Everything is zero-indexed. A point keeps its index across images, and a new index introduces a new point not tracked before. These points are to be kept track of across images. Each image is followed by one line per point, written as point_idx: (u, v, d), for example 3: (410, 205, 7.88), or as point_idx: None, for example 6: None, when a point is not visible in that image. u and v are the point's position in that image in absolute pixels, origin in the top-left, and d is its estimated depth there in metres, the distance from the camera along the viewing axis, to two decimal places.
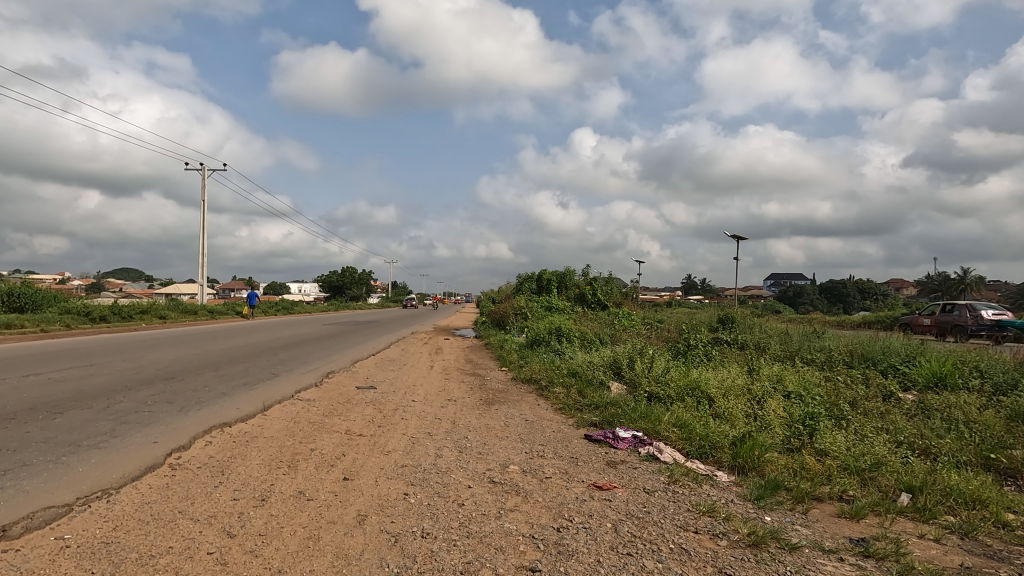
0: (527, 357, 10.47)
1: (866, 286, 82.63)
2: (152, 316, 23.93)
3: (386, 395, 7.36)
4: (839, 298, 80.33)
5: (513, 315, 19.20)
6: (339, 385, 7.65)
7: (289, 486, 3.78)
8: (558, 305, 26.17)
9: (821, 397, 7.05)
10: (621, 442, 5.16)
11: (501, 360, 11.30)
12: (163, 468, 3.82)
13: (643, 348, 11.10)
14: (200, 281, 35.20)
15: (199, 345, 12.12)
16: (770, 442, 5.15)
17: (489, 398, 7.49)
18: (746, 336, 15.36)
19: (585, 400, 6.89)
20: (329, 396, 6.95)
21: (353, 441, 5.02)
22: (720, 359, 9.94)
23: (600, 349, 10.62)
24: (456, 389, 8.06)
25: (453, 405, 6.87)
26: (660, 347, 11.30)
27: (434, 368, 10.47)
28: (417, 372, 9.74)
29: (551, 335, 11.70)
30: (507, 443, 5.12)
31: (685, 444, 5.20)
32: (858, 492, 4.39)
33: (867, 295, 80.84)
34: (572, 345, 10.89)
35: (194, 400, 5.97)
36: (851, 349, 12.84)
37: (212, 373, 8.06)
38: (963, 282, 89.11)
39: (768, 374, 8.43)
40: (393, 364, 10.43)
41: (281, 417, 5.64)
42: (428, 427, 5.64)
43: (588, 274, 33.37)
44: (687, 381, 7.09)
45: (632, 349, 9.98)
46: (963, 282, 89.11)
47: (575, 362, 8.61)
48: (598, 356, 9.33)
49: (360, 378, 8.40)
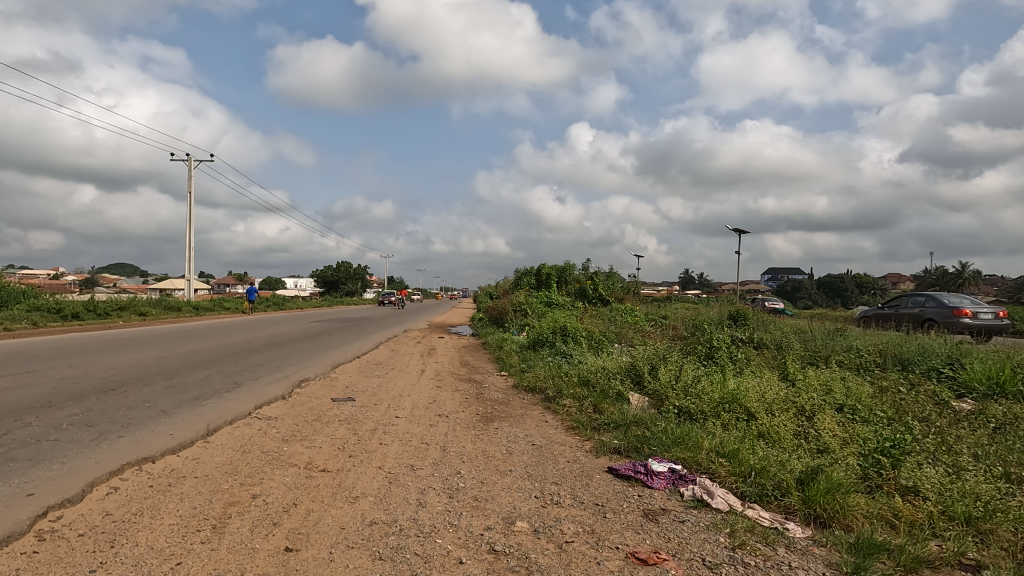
0: (529, 360, 9.35)
1: (866, 280, 81.87)
2: (132, 312, 22.69)
3: (365, 410, 6.23)
4: (840, 292, 79.54)
5: (512, 312, 18.07)
6: (311, 398, 6.51)
7: (203, 567, 2.64)
8: (558, 301, 25.10)
9: (881, 412, 5.96)
10: (657, 481, 4.06)
11: (501, 363, 10.20)
12: (20, 543, 2.69)
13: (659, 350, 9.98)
14: (187, 276, 34.01)
15: (166, 347, 10.97)
16: (847, 478, 4.05)
17: (487, 412, 6.37)
18: (764, 334, 14.26)
19: (602, 417, 5.78)
20: (296, 412, 5.81)
21: (313, 481, 3.88)
22: (747, 363, 8.84)
23: (611, 351, 9.52)
24: (448, 401, 6.93)
25: (445, 423, 5.75)
26: (676, 349, 10.20)
27: (425, 372, 9.34)
28: (406, 378, 8.60)
29: (555, 335, 10.57)
30: (512, 482, 4.00)
31: (737, 481, 4.09)
32: (982, 555, 3.29)
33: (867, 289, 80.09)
34: (580, 347, 9.77)
35: (120, 422, 4.82)
36: (882, 350, 11.74)
37: (164, 382, 6.91)
38: (963, 276, 88.45)
39: (808, 382, 7.34)
40: (380, 368, 9.29)
41: (228, 445, 4.49)
42: (412, 458, 4.50)
43: (588, 268, 32.22)
44: (722, 394, 5.99)
45: (648, 353, 8.86)
46: (963, 276, 88.44)
47: (586, 368, 7.51)
48: (612, 360, 8.23)
49: (338, 388, 7.25)
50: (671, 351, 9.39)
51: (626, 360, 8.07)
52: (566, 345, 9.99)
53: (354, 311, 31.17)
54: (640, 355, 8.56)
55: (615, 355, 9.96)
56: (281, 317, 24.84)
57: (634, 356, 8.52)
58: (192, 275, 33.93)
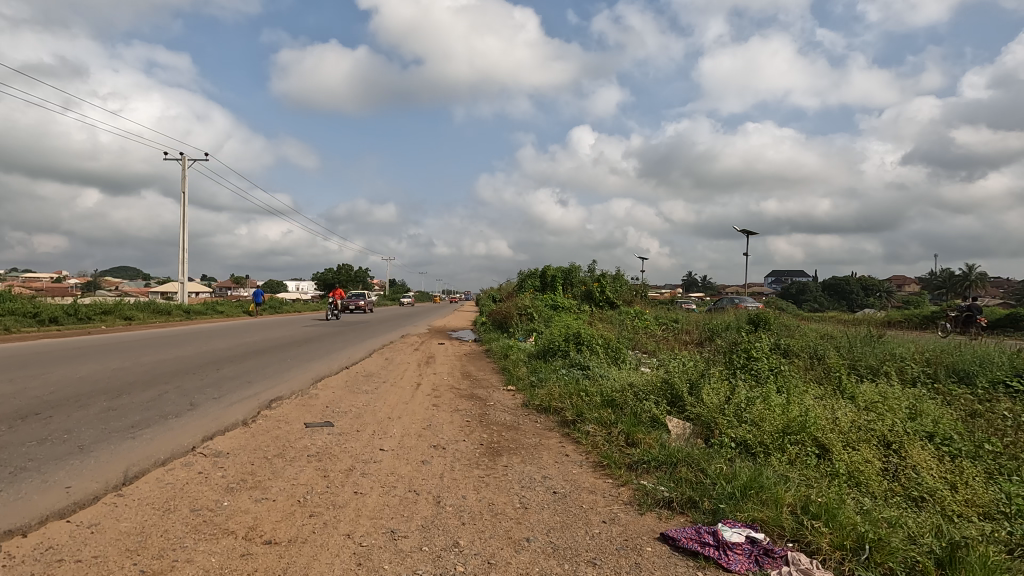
0: (539, 372, 8.18)
1: (873, 282, 80.80)
2: (116, 316, 21.62)
3: (343, 440, 5.07)
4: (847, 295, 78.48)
5: (517, 316, 16.90)
6: (278, 425, 5.34)
7: None
8: (565, 303, 24.02)
9: (981, 447, 4.81)
10: (736, 561, 2.89)
11: (507, 374, 9.05)
12: None
13: (687, 362, 8.78)
14: (180, 278, 32.95)
15: (133, 356, 9.81)
16: (1003, 557, 2.90)
17: (492, 442, 5.21)
18: (793, 340, 13.03)
19: (638, 450, 4.62)
20: (255, 446, 4.65)
21: (247, 566, 2.71)
22: (793, 376, 7.68)
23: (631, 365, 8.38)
24: (445, 426, 5.77)
25: (440, 459, 4.59)
26: (706, 360, 9.04)
27: (421, 387, 8.19)
28: (397, 394, 7.44)
29: (567, 342, 9.41)
30: (530, 562, 2.85)
31: (848, 559, 2.93)
32: None
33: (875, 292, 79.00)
34: (597, 358, 8.58)
35: (10, 466, 3.65)
36: (929, 359, 10.55)
37: (105, 403, 5.74)
38: (971, 279, 87.22)
39: (874, 401, 6.17)
40: (369, 383, 8.13)
41: (146, 503, 3.32)
42: (393, 520, 3.33)
43: (595, 270, 31.09)
44: (783, 420, 4.84)
45: (678, 366, 7.69)
46: (971, 279, 87.23)
47: (609, 385, 6.34)
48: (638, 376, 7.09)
49: (315, 410, 6.07)
50: (701, 363, 8.23)
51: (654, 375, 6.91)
52: (581, 355, 8.80)
53: None
54: (669, 370, 7.39)
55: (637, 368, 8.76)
56: (274, 320, 23.71)
57: (663, 371, 7.36)
58: (186, 278, 32.86)
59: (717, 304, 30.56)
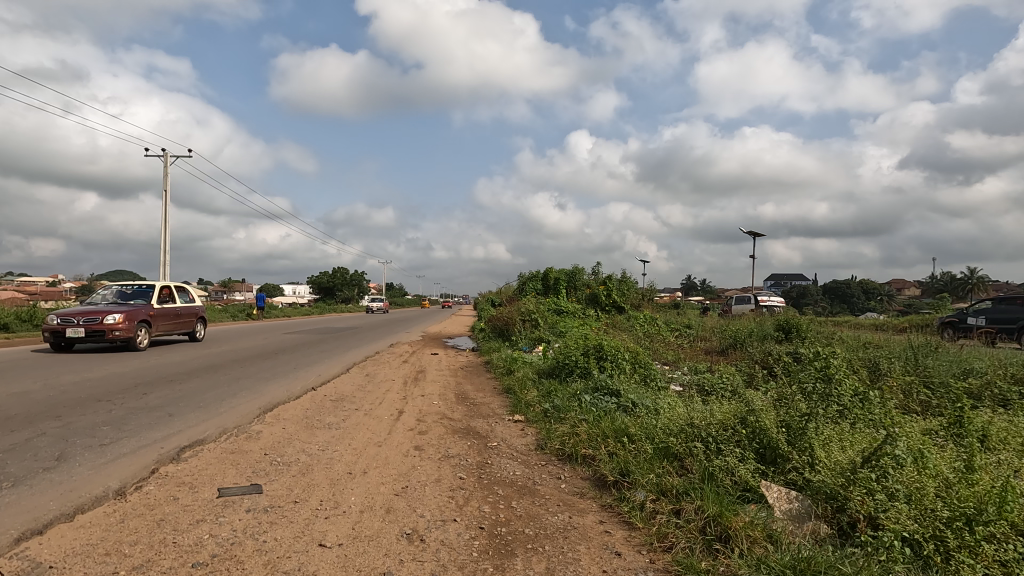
0: (556, 399, 6.39)
1: (875, 287, 79.58)
2: None
3: (266, 524, 3.24)
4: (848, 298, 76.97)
5: (520, 323, 15.06)
6: (173, 498, 3.52)
7: None
8: (570, 308, 22.30)
9: None
10: None
11: (512, 399, 7.24)
12: None
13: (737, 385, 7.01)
14: (162, 281, 31.21)
15: (53, 374, 8.02)
16: None
17: (497, 523, 3.42)
18: (840, 350, 11.25)
19: (739, 553, 2.86)
20: (109, 551, 2.82)
21: None
22: (885, 403, 5.91)
23: (668, 391, 6.64)
24: (429, 489, 3.98)
25: (416, 570, 2.80)
26: (760, 382, 7.27)
27: (403, 416, 6.37)
28: (370, 430, 5.66)
29: (587, 358, 7.61)
30: None
31: None
32: None
33: (876, 296, 77.64)
34: (629, 381, 6.76)
35: None
36: (1017, 374, 8.78)
37: None
38: (970, 282, 86.20)
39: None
40: (336, 412, 6.33)
41: None
42: None
43: (599, 273, 29.37)
44: (959, 497, 3.06)
45: (735, 394, 5.91)
46: (971, 282, 86.15)
47: (661, 423, 4.57)
48: (692, 407, 5.32)
49: (242, 466, 4.24)
50: (760, 387, 6.44)
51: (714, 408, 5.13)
52: (607, 376, 6.98)
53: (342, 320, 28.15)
54: (728, 399, 5.63)
55: (674, 393, 7.00)
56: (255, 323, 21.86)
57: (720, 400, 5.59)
58: (167, 281, 30.99)
59: (729, 309, 28.78)
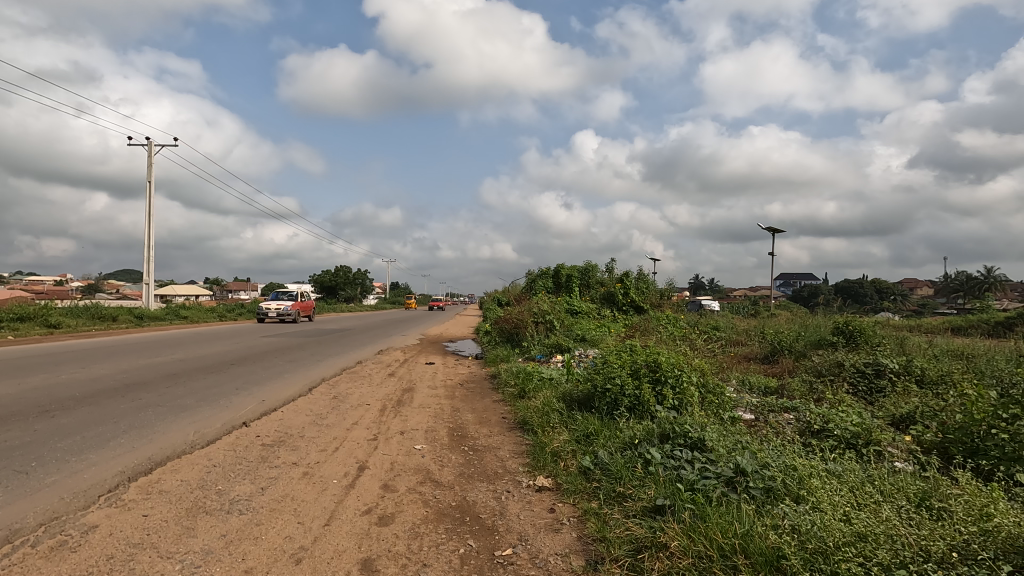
0: (603, 453, 4.13)
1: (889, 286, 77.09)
2: (36, 324, 17.89)
3: None
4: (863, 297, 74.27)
5: (533, 327, 12.72)
6: None
7: None
8: (585, 308, 19.96)
9: None
10: None
11: (530, 443, 4.95)
12: None
13: (868, 439, 4.75)
14: (146, 279, 29.32)
15: None
16: None
17: None
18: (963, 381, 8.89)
19: None
20: None
21: None
22: None
23: (768, 446, 4.36)
24: None
25: None
26: (897, 437, 5.01)
27: (362, 480, 4.09)
28: (297, 516, 3.38)
29: (640, 378, 5.32)
30: None
31: None
32: None
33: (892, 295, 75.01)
34: (712, 426, 4.50)
35: None
36: None
37: None
38: (989, 281, 83.30)
39: None
40: (257, 474, 4.04)
41: None
42: None
43: (615, 269, 27.02)
44: None
45: (906, 471, 3.66)
46: (989, 281, 83.21)
47: (849, 544, 2.34)
48: (859, 505, 3.08)
49: None
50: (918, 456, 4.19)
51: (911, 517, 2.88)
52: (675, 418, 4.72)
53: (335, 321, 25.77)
54: (908, 481, 3.37)
55: (773, 442, 4.72)
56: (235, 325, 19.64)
57: (892, 483, 3.35)
58: (151, 279, 28.96)
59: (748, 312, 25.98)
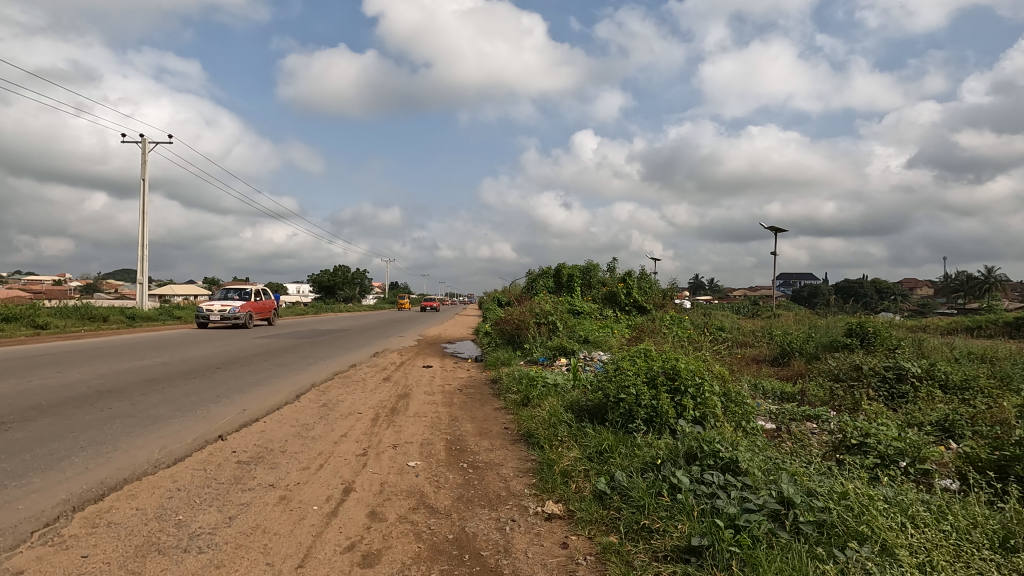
0: (621, 476, 3.64)
1: (885, 287, 77.09)
2: (23, 325, 17.39)
3: None
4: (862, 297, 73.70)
5: (535, 328, 12.24)
6: None
7: None
8: (587, 308, 19.47)
9: None
10: None
11: (537, 461, 4.46)
12: None
13: (913, 457, 4.28)
14: (140, 279, 28.83)
15: None
16: None
17: None
18: (990, 389, 8.45)
19: None
20: None
21: None
22: None
23: (807, 469, 3.85)
24: None
25: None
26: (944, 455, 4.50)
27: (346, 506, 3.60)
28: (267, 554, 2.89)
29: (657, 387, 4.82)
30: None
31: None
32: None
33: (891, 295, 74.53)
34: (742, 444, 4.01)
35: None
36: None
37: None
38: (988, 281, 82.82)
39: None
40: (227, 499, 3.54)
41: None
42: None
43: (616, 269, 26.54)
44: None
45: (973, 501, 3.19)
46: (988, 281, 82.85)
47: None
48: (936, 550, 2.60)
49: None
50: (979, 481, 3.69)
51: (999, 571, 2.42)
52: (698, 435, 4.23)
53: (333, 322, 25.16)
54: (985, 520, 2.89)
55: (809, 462, 4.22)
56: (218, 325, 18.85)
57: (965, 523, 2.87)
58: (145, 278, 28.49)
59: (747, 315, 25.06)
